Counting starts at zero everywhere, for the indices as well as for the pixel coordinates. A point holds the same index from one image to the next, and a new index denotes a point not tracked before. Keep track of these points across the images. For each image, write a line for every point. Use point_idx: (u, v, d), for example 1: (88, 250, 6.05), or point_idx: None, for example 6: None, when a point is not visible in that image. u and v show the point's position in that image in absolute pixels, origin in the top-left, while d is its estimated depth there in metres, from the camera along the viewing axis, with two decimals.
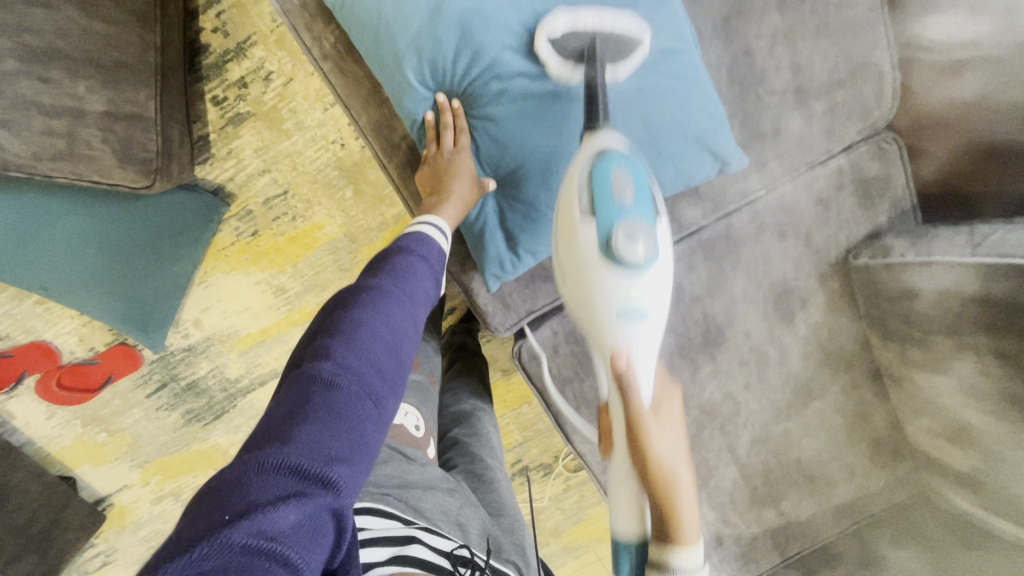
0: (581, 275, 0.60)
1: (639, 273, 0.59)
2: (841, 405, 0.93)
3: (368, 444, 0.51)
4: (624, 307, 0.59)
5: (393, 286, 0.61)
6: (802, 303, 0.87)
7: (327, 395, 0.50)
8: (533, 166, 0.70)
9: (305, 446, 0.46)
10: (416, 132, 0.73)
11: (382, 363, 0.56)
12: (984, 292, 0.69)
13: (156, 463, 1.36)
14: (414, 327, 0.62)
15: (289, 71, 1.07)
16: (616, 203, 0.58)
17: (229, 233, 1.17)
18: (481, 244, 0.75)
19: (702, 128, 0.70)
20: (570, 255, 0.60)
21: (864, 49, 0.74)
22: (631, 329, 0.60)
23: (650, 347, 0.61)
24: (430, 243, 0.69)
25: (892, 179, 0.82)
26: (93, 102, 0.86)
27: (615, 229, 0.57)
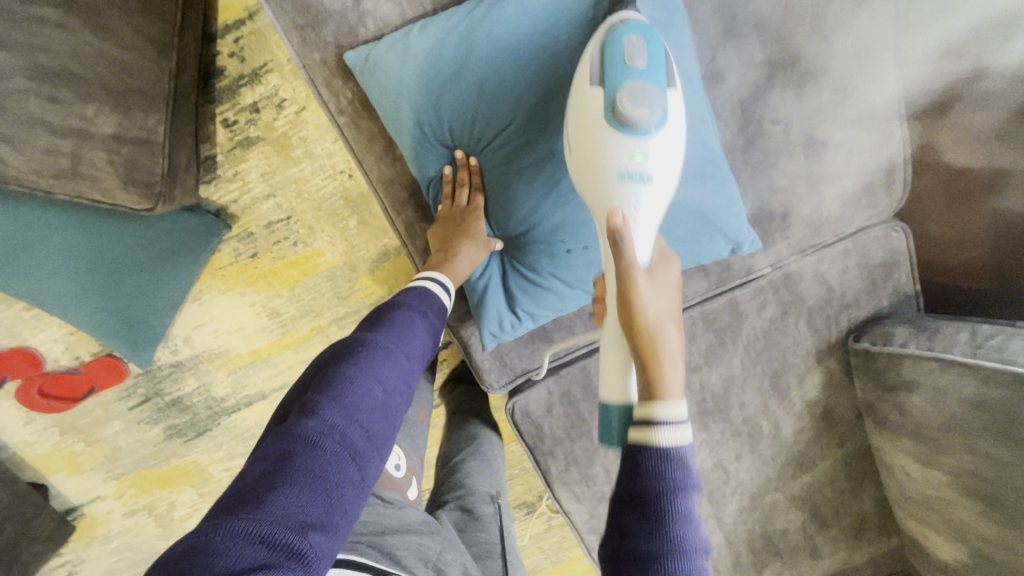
0: (583, 135, 0.57)
1: (647, 137, 0.56)
2: (830, 480, 0.94)
3: (346, 509, 0.49)
4: (625, 168, 0.56)
5: (389, 341, 0.60)
6: (799, 379, 0.87)
7: (306, 457, 0.48)
8: (538, 234, 0.69)
9: (276, 512, 0.45)
10: (431, 188, 0.73)
11: (369, 423, 0.54)
12: (982, 396, 0.68)
13: (133, 476, 1.34)
14: (408, 384, 0.60)
15: (303, 100, 1.06)
16: (625, 68, 0.56)
17: (228, 253, 1.15)
18: (482, 304, 0.74)
19: (717, 211, 0.67)
20: (577, 121, 0.59)
21: (879, 141, 0.73)
22: (631, 188, 0.56)
23: (655, 205, 0.57)
24: (430, 297, 0.68)
25: (898, 266, 0.82)
26: (101, 124, 0.85)
27: (619, 92, 0.55)
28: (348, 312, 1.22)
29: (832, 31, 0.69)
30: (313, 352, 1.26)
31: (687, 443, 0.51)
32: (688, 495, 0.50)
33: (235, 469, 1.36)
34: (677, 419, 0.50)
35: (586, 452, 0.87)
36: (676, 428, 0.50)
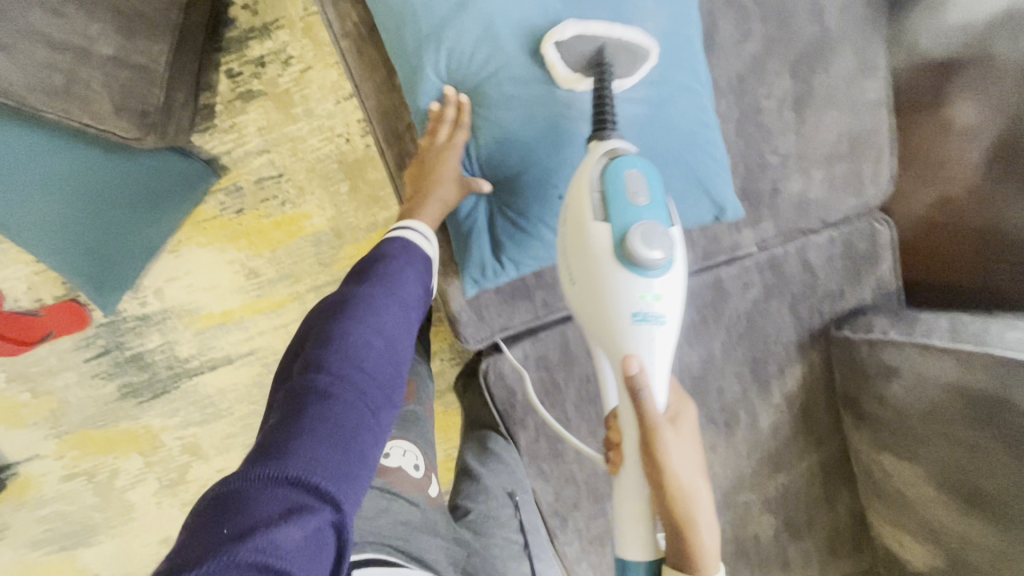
0: (592, 272, 0.56)
1: (655, 276, 0.56)
2: (806, 484, 0.91)
3: (367, 452, 0.49)
4: (638, 311, 0.56)
5: (384, 296, 0.59)
6: (779, 369, 0.86)
7: (321, 407, 0.48)
8: (529, 178, 0.68)
9: (305, 459, 0.44)
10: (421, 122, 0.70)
11: (376, 371, 0.54)
12: (961, 380, 0.68)
13: (77, 436, 1.26)
14: (405, 334, 0.60)
15: (310, 59, 1.07)
16: (628, 206, 0.56)
17: (214, 206, 1.14)
18: (467, 246, 0.72)
19: (704, 173, 0.67)
20: (582, 257, 0.57)
21: (864, 129, 0.76)
22: (644, 332, 0.57)
23: (665, 346, 0.58)
24: (413, 247, 0.66)
25: (880, 260, 0.82)
26: (102, 45, 0.85)
27: (630, 232, 0.55)
28: (328, 281, 1.20)
29: (827, 16, 0.72)
30: (286, 320, 1.22)
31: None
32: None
33: (188, 439, 1.29)
34: None
35: (557, 424, 0.84)
36: None
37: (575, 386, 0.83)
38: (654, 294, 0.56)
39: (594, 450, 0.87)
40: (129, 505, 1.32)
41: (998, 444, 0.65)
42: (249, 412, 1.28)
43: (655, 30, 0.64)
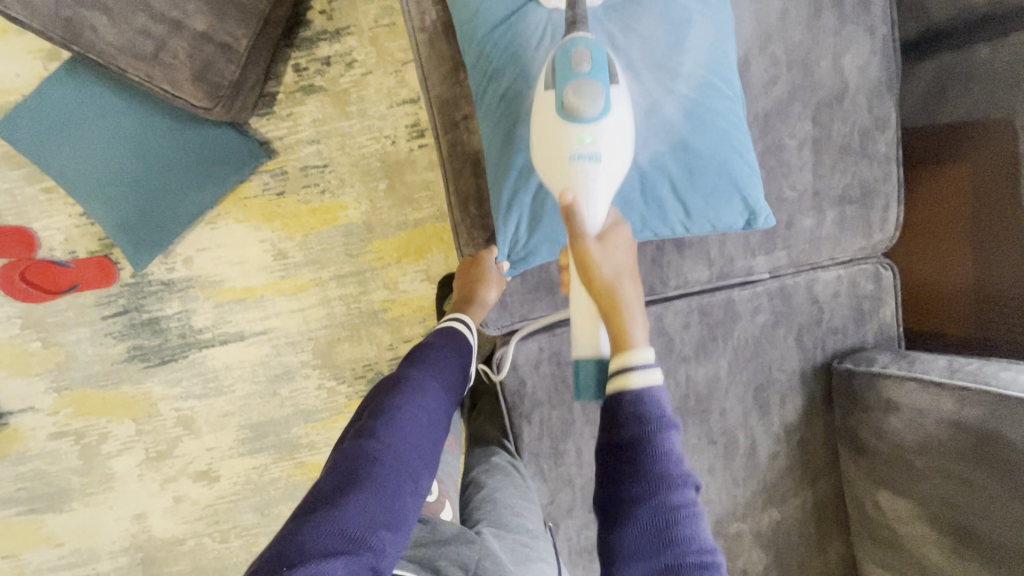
0: (538, 128, 0.62)
1: (588, 118, 0.59)
2: (798, 522, 0.91)
3: (404, 514, 0.58)
4: (577, 150, 0.60)
5: (428, 375, 0.71)
6: (780, 398, 0.88)
7: (369, 470, 0.58)
8: None
9: (353, 516, 0.54)
10: (478, 104, 0.72)
11: (417, 445, 0.63)
12: (957, 415, 0.71)
13: (75, 393, 1.26)
14: (444, 414, 0.70)
15: (372, 64, 1.17)
16: (570, 71, 0.59)
17: (257, 185, 1.20)
18: (506, 219, 0.72)
19: (739, 176, 0.73)
20: (536, 117, 0.63)
21: (875, 178, 0.83)
22: (584, 169, 0.60)
23: (603, 179, 0.61)
24: (459, 337, 0.79)
25: (882, 303, 0.87)
26: (195, 21, 0.94)
27: (564, 92, 0.59)
28: (352, 272, 1.24)
29: (849, 74, 0.80)
30: (304, 304, 1.25)
31: (659, 389, 0.56)
32: (666, 438, 0.54)
33: (185, 412, 1.29)
34: (650, 373, 0.56)
35: (562, 422, 0.86)
36: (649, 379, 0.56)
37: None
38: (591, 135, 0.59)
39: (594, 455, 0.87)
40: (110, 473, 1.30)
41: (991, 483, 0.67)
42: (250, 393, 1.29)
43: (702, 43, 0.71)
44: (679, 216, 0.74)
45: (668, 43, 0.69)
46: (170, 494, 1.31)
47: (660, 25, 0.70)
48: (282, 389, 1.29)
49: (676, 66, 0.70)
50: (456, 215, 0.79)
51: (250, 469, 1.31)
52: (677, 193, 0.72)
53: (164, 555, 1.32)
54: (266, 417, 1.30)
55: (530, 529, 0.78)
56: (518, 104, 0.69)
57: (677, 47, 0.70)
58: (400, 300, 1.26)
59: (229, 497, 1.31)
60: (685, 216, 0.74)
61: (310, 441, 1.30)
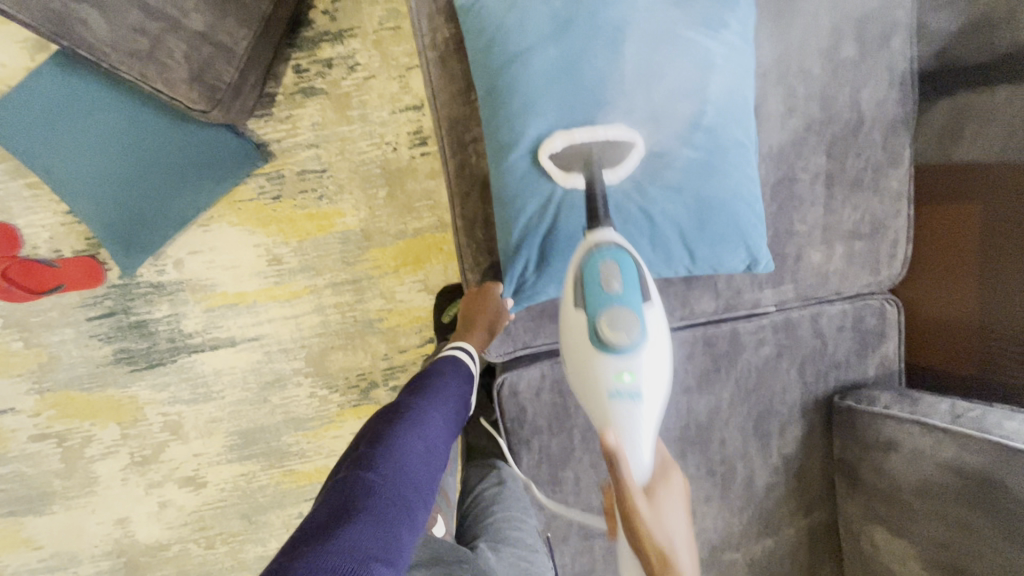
0: (576, 357, 0.62)
1: (626, 353, 0.59)
2: (792, 552, 0.91)
3: (404, 549, 0.50)
4: (614, 386, 0.60)
5: (426, 401, 0.65)
6: (780, 430, 0.88)
7: (366, 498, 0.51)
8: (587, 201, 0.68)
9: (348, 549, 0.46)
10: (488, 134, 0.71)
11: (418, 473, 0.57)
12: (958, 460, 0.71)
13: (58, 395, 1.23)
14: (445, 443, 0.64)
15: (375, 68, 1.13)
16: (602, 292, 0.60)
17: (252, 188, 1.17)
18: (511, 257, 0.72)
19: (745, 223, 0.73)
20: (572, 344, 0.63)
21: (886, 214, 0.82)
22: (622, 408, 0.59)
23: (644, 419, 0.59)
24: (461, 366, 0.75)
25: (886, 338, 0.87)
26: (193, 20, 0.90)
27: (598, 318, 0.60)
28: (348, 280, 1.21)
29: (865, 108, 0.79)
30: (298, 311, 1.22)
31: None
32: None
33: (172, 417, 1.26)
34: None
35: (561, 449, 0.85)
36: None
37: (585, 414, 0.84)
38: (628, 368, 0.59)
39: (592, 482, 0.86)
40: (93, 477, 1.26)
41: (989, 529, 0.67)
42: (240, 399, 1.26)
43: (722, 86, 0.69)
44: (684, 259, 0.73)
45: (687, 84, 0.68)
46: (155, 499, 1.28)
47: (680, 67, 0.67)
48: (273, 396, 1.26)
49: (692, 108, 0.68)
50: (460, 240, 0.77)
51: (237, 476, 1.29)
52: (684, 240, 0.72)
53: (148, 561, 1.30)
54: (256, 424, 1.27)
55: (530, 543, 0.76)
56: (528, 143, 0.68)
57: (696, 89, 0.68)
58: (397, 309, 1.23)
59: (216, 504, 1.29)
60: (689, 260, 0.74)
61: (300, 449, 1.28)
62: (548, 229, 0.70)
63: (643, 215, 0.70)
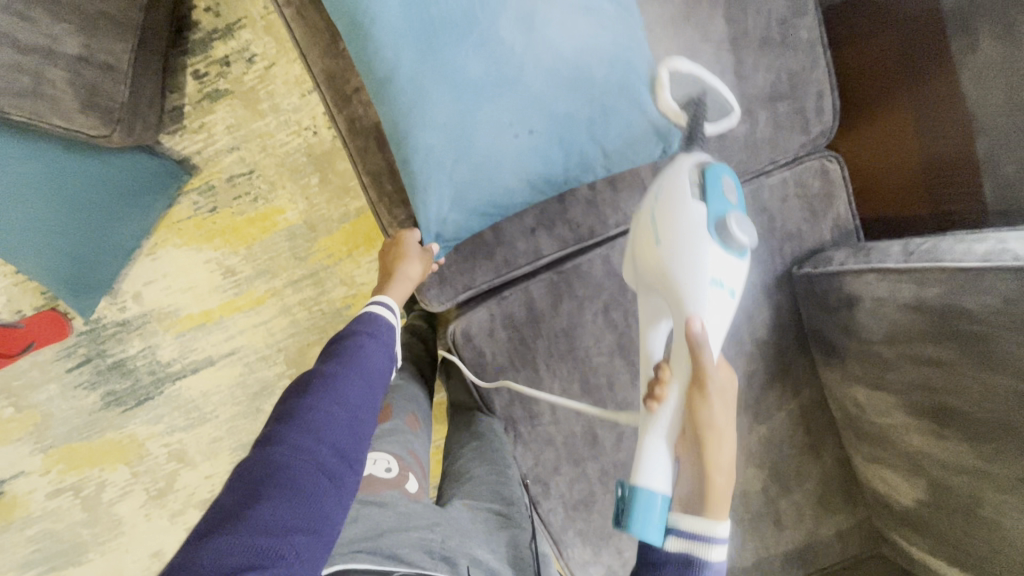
0: (676, 237, 0.60)
1: (732, 262, 0.61)
2: (788, 435, 0.90)
3: (326, 517, 0.52)
4: (717, 282, 0.60)
5: (343, 366, 0.63)
6: (747, 315, 0.85)
7: (278, 473, 0.51)
8: (481, 121, 0.66)
9: (258, 525, 0.47)
10: (368, 81, 0.68)
11: (335, 441, 0.57)
12: (918, 298, 0.68)
13: (63, 450, 1.25)
14: (369, 404, 0.63)
15: (273, 55, 1.11)
16: (723, 200, 0.62)
17: (187, 206, 1.16)
18: (420, 198, 0.70)
19: (647, 101, 0.70)
20: (671, 226, 0.61)
21: (802, 66, 0.78)
22: (713, 299, 0.60)
23: (722, 316, 0.62)
24: (378, 318, 0.72)
25: (835, 198, 0.83)
26: (67, 44, 0.85)
27: (722, 219, 0.61)
28: (305, 275, 1.21)
29: None
30: (266, 317, 1.22)
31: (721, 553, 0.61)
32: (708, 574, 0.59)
33: (175, 446, 1.28)
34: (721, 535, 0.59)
35: (529, 383, 0.84)
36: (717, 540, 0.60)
37: (544, 342, 0.83)
38: (731, 267, 0.62)
39: (569, 409, 0.86)
40: (117, 519, 1.29)
41: (961, 360, 0.64)
42: (235, 414, 1.27)
43: None
44: (594, 154, 0.71)
45: None
46: (182, 526, 1.32)
47: None
48: (265, 405, 1.28)
49: None
50: (371, 195, 0.75)
51: None
52: (591, 135, 0.70)
53: None
54: (256, 435, 1.29)
55: (506, 496, 0.79)
56: (404, 74, 0.65)
57: None
58: (361, 293, 1.23)
59: None
60: (602, 155, 0.72)
61: None
62: (452, 160, 0.68)
63: (546, 121, 0.68)
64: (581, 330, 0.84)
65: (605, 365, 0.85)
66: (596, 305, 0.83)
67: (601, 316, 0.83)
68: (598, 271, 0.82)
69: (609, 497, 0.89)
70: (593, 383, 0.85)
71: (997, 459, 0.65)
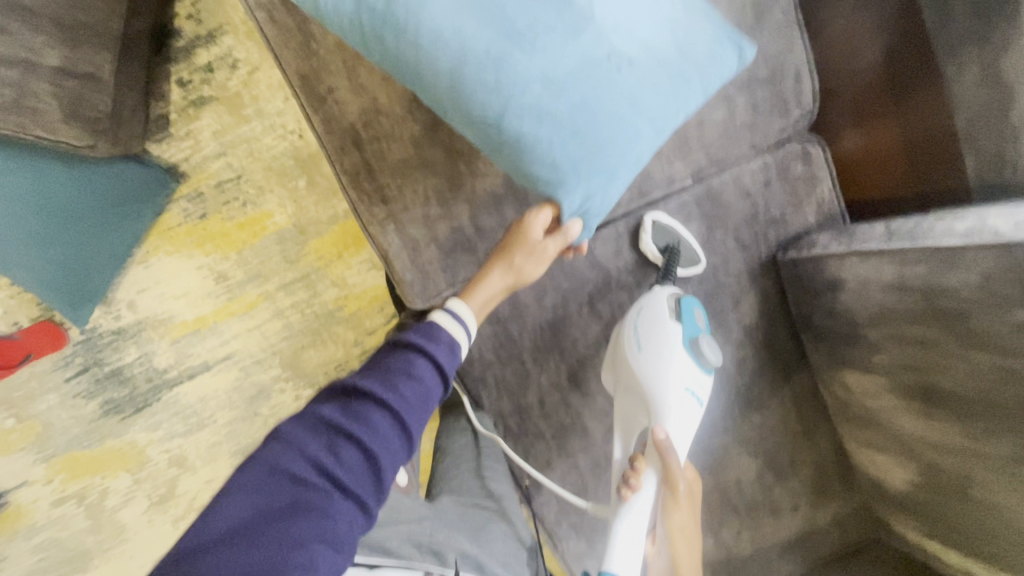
0: (656, 354, 0.73)
1: (701, 376, 0.74)
2: (781, 422, 0.90)
3: (336, 533, 0.51)
4: (690, 390, 0.73)
5: (378, 387, 0.57)
6: (734, 302, 0.85)
7: (289, 488, 0.52)
8: (592, 62, 0.60)
9: (265, 542, 0.49)
10: (449, 71, 0.58)
11: (347, 473, 0.54)
12: (901, 278, 0.67)
13: (64, 459, 1.26)
14: (398, 436, 0.57)
15: (256, 60, 1.13)
16: (696, 324, 0.75)
17: (177, 214, 1.17)
18: (562, 181, 0.62)
19: (706, 25, 0.69)
20: (653, 343, 0.73)
21: (778, 49, 0.78)
22: (685, 407, 0.72)
23: (689, 421, 0.73)
24: (443, 330, 0.62)
25: (818, 180, 0.83)
26: (48, 56, 0.86)
27: (697, 340, 0.74)
28: (297, 277, 1.21)
29: None
30: (259, 321, 1.23)
31: None
32: None
33: (175, 451, 1.28)
34: None
35: (517, 377, 0.84)
36: None
37: (530, 335, 0.83)
38: (699, 382, 0.74)
39: (558, 401, 0.85)
40: (121, 526, 1.29)
41: (946, 339, 0.64)
42: (232, 419, 1.28)
43: None
44: (695, 85, 0.67)
45: None
46: None
47: None
48: (262, 409, 1.28)
49: None
50: (350, 194, 0.75)
51: None
52: (681, 57, 0.66)
53: None
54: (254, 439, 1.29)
55: (495, 491, 0.81)
56: (486, 48, 0.58)
57: None
58: (353, 294, 1.23)
59: None
60: (699, 82, 0.68)
61: None
62: (569, 114, 0.60)
63: (639, 50, 0.62)
64: (567, 322, 0.83)
65: (592, 357, 0.85)
66: (581, 297, 0.83)
67: (586, 308, 0.83)
68: (581, 263, 0.82)
69: (602, 489, 0.88)
70: (581, 375, 0.85)
71: (987, 439, 0.64)
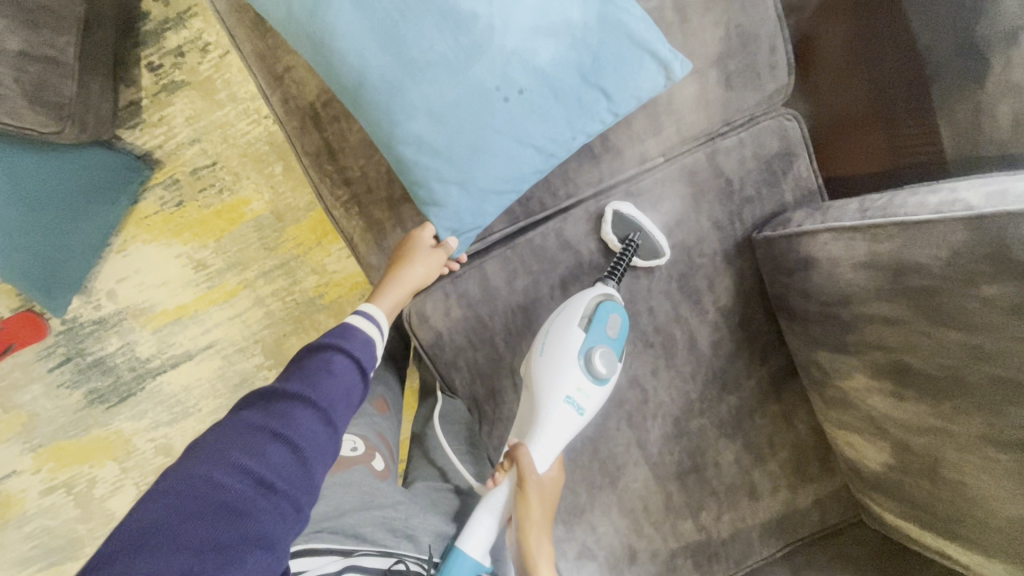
0: (547, 357, 0.74)
1: (590, 384, 0.74)
2: (759, 404, 0.88)
3: (263, 535, 0.49)
4: (569, 396, 0.73)
5: (302, 386, 0.58)
6: (709, 282, 0.83)
7: (209, 492, 0.49)
8: (473, 95, 0.65)
9: (187, 545, 0.46)
10: (351, 93, 0.65)
11: (280, 469, 0.53)
12: (871, 255, 0.66)
13: (51, 448, 1.26)
14: (327, 432, 0.58)
15: (226, 44, 1.12)
16: (603, 334, 0.75)
17: (153, 201, 1.17)
18: (431, 196, 0.70)
19: (632, 31, 0.68)
20: (552, 345, 0.74)
21: (750, 20, 0.75)
22: (560, 410, 0.73)
23: (564, 426, 0.74)
24: (355, 331, 0.65)
25: (795, 157, 0.81)
26: (8, 40, 0.83)
27: (591, 348, 0.74)
28: (276, 265, 1.20)
29: None
30: (240, 310, 1.22)
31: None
32: None
33: (160, 440, 1.27)
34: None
35: (489, 361, 0.83)
36: None
37: (501, 318, 0.82)
38: (582, 391, 0.74)
39: None
40: (110, 514, 1.28)
41: (916, 317, 0.63)
42: (217, 407, 1.26)
43: None
44: (596, 100, 0.69)
45: None
46: None
47: None
48: (246, 397, 1.26)
49: None
50: (313, 176, 0.75)
51: None
52: (586, 82, 0.68)
53: None
54: None
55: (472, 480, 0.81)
56: (381, 76, 0.63)
57: None
58: (333, 281, 1.22)
59: None
60: (604, 100, 0.70)
61: None
62: (446, 145, 0.67)
63: (533, 78, 0.66)
64: (539, 305, 0.82)
65: None
66: (553, 279, 0.82)
67: (559, 290, 0.82)
68: (552, 245, 0.81)
69: (578, 475, 0.86)
70: None
71: (956, 416, 0.64)
